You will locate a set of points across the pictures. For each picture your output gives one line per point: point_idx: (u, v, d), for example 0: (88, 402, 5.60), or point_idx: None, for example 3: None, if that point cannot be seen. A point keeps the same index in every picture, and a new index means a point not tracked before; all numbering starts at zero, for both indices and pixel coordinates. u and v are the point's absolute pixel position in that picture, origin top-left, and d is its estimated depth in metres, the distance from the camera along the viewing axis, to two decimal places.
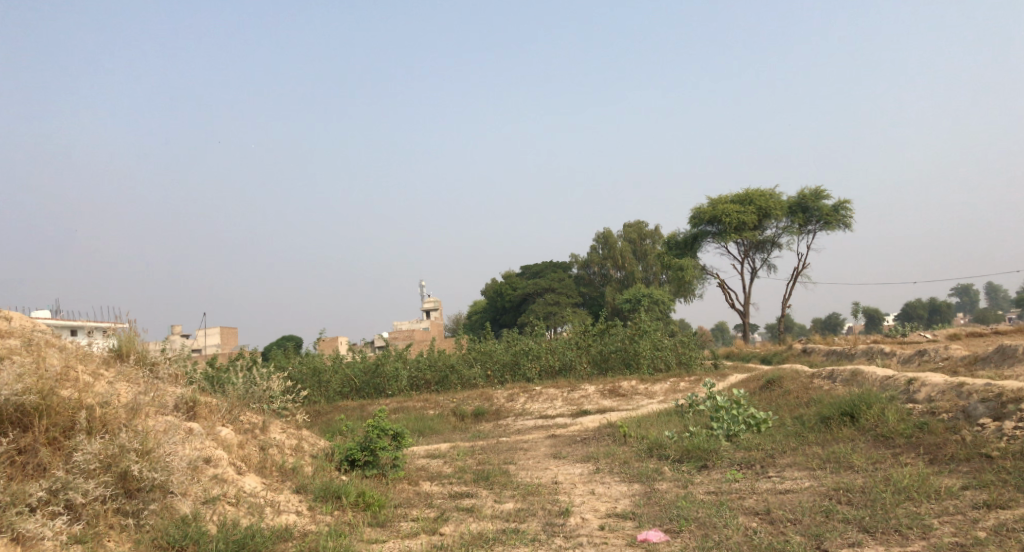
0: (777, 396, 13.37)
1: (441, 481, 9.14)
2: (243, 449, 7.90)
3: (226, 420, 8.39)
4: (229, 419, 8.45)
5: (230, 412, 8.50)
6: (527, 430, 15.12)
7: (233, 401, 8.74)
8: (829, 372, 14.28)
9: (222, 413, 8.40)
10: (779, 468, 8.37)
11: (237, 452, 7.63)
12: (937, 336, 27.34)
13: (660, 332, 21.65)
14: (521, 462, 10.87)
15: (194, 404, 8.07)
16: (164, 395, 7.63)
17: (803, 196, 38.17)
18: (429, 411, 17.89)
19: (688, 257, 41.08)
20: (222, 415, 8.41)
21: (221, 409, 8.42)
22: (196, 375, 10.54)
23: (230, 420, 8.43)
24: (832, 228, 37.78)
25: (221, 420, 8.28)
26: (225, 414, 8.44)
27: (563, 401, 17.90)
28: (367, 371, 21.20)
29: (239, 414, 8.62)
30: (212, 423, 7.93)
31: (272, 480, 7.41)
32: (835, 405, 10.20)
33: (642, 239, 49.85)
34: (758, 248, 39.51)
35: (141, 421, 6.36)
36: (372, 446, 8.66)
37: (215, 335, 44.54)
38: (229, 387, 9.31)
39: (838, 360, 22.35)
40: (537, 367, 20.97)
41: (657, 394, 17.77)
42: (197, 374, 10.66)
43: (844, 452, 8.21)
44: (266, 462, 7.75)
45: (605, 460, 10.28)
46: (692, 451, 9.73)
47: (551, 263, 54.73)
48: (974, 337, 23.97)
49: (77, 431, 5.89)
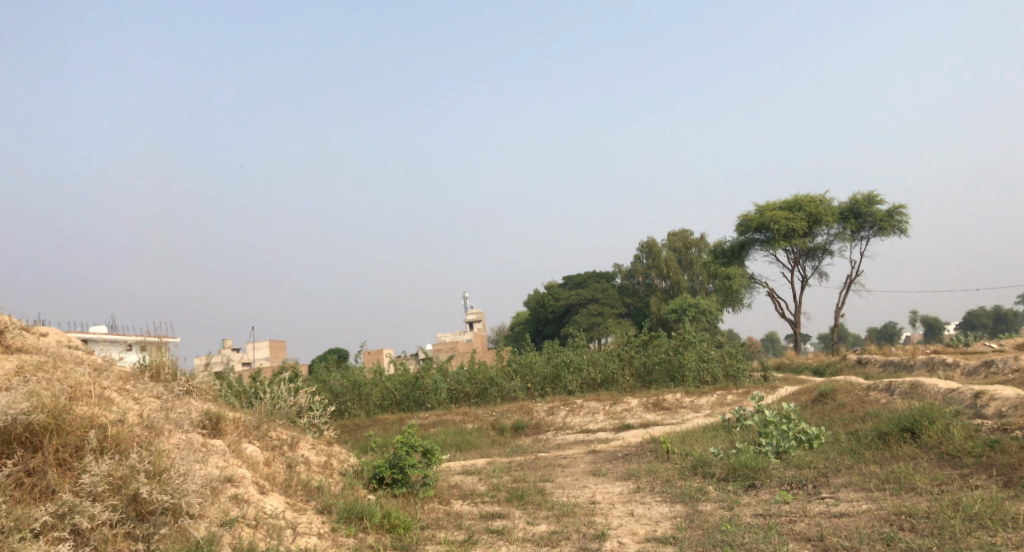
0: (830, 410, 12.71)
1: (473, 501, 8.76)
2: (269, 466, 7.60)
3: (254, 437, 8.11)
4: (257, 435, 8.17)
5: (258, 428, 8.21)
6: (567, 445, 14.67)
7: (261, 416, 8.47)
8: (887, 384, 13.57)
9: (249, 429, 8.11)
10: (833, 489, 7.81)
11: (262, 470, 7.34)
12: (1001, 345, 26.15)
13: (707, 343, 21.01)
14: (559, 480, 10.43)
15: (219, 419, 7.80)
16: (187, 412, 7.37)
17: (855, 201, 37.07)
18: (468, 425, 17.54)
19: (735, 265, 40.19)
20: (249, 431, 8.13)
21: (248, 425, 8.14)
22: (225, 391, 10.30)
23: (258, 436, 8.14)
24: (885, 234, 36.59)
25: (248, 437, 8.00)
26: (252, 429, 8.16)
27: (605, 414, 17.39)
28: (407, 383, 20.93)
29: (266, 430, 8.34)
30: (237, 439, 7.65)
31: (296, 500, 7.09)
32: (893, 421, 9.57)
33: (688, 248, 49.01)
34: (809, 255, 38.46)
35: (157, 440, 6.08)
36: (400, 463, 8.31)
37: (264, 348, 44.87)
38: (257, 402, 9.04)
39: (894, 372, 21.43)
40: (579, 379, 20.50)
41: (703, 408, 17.17)
42: (226, 389, 10.42)
43: (905, 472, 7.62)
44: (291, 480, 7.43)
45: (646, 478, 9.79)
46: (739, 470, 9.19)
47: (595, 273, 54.12)
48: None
49: (87, 451, 5.63)
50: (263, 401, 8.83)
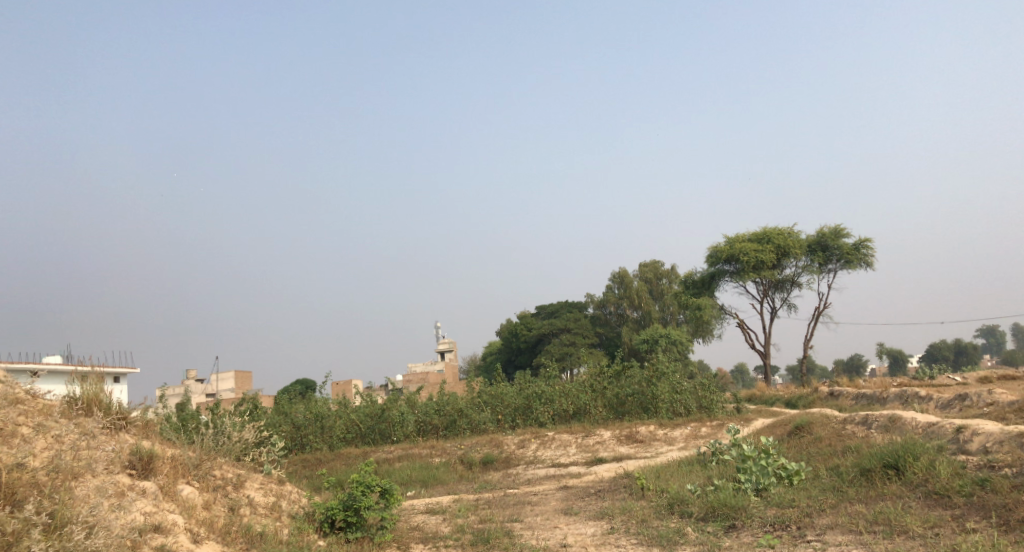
0: (807, 444, 12.30)
1: (435, 544, 8.16)
2: (207, 510, 7.00)
3: (193, 477, 7.49)
4: (196, 474, 7.55)
5: (198, 467, 7.60)
6: (538, 480, 14.10)
7: (203, 454, 7.84)
8: (863, 417, 13.22)
9: (188, 468, 7.50)
10: (819, 531, 7.36)
11: (199, 515, 6.74)
12: (971, 377, 26.10)
13: (679, 373, 20.60)
14: (528, 519, 9.86)
15: (156, 458, 7.21)
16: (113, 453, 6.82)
17: (822, 234, 37.17)
18: (435, 459, 16.90)
19: (706, 296, 40.05)
20: (188, 470, 7.52)
21: (187, 464, 7.52)
22: (168, 426, 9.58)
23: (197, 476, 7.53)
24: (853, 267, 36.65)
25: (186, 477, 7.39)
26: (191, 468, 7.55)
27: (577, 447, 16.84)
28: (373, 415, 20.22)
29: (208, 468, 7.73)
30: (171, 480, 7.05)
31: (234, 549, 6.50)
32: (876, 456, 9.19)
33: (658, 279, 48.93)
34: (778, 287, 38.41)
35: (63, 491, 5.64)
36: (355, 505, 7.72)
37: (230, 379, 43.63)
38: (199, 438, 8.39)
39: (868, 405, 21.16)
40: (550, 411, 19.96)
41: (677, 441, 16.72)
42: (169, 426, 9.69)
43: (894, 512, 7.21)
44: (232, 526, 6.84)
45: (620, 517, 9.27)
46: (718, 508, 8.70)
47: (566, 303, 53.74)
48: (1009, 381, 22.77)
49: None
50: (207, 438, 8.20)
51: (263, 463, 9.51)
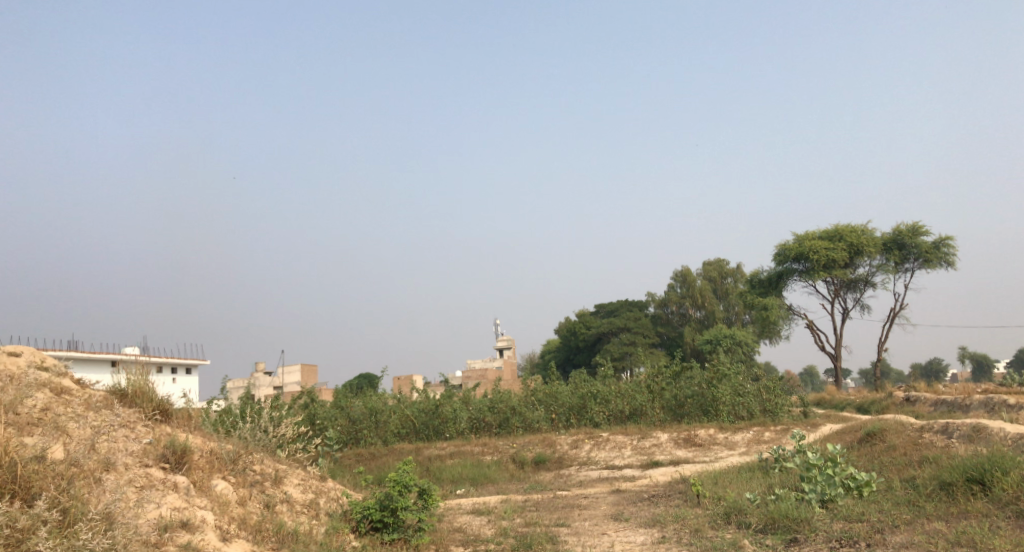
0: (879, 453, 11.51)
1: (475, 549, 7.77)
2: (240, 507, 6.70)
3: (229, 472, 7.20)
4: (233, 469, 7.26)
5: (235, 462, 7.31)
6: (590, 482, 13.59)
7: (241, 447, 7.57)
8: (941, 425, 12.34)
9: (224, 462, 7.21)
10: (893, 550, 6.77)
11: (232, 512, 6.45)
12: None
13: (742, 375, 19.82)
14: (575, 524, 9.39)
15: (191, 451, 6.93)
16: (144, 450, 6.58)
17: (899, 232, 35.60)
18: (487, 457, 16.53)
19: (773, 296, 38.82)
20: (224, 465, 7.23)
21: (224, 458, 7.25)
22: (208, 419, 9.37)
23: (234, 471, 7.24)
24: (931, 267, 34.97)
25: (222, 472, 7.11)
26: (228, 463, 7.26)
27: (633, 449, 16.27)
28: (427, 410, 19.96)
29: (246, 463, 7.45)
30: (205, 474, 6.77)
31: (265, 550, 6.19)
32: (958, 469, 8.49)
33: (723, 278, 47.71)
34: (850, 287, 36.96)
35: (80, 488, 5.38)
36: (392, 505, 7.35)
37: (295, 372, 44.19)
38: (238, 432, 8.15)
39: (947, 412, 19.98)
40: (605, 411, 19.42)
41: (739, 445, 16.00)
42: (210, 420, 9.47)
43: (979, 532, 6.70)
44: (266, 523, 6.53)
45: (673, 526, 8.72)
46: (779, 520, 8.11)
47: (627, 302, 52.93)
48: None
49: None
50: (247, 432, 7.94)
51: (302, 459, 9.26)
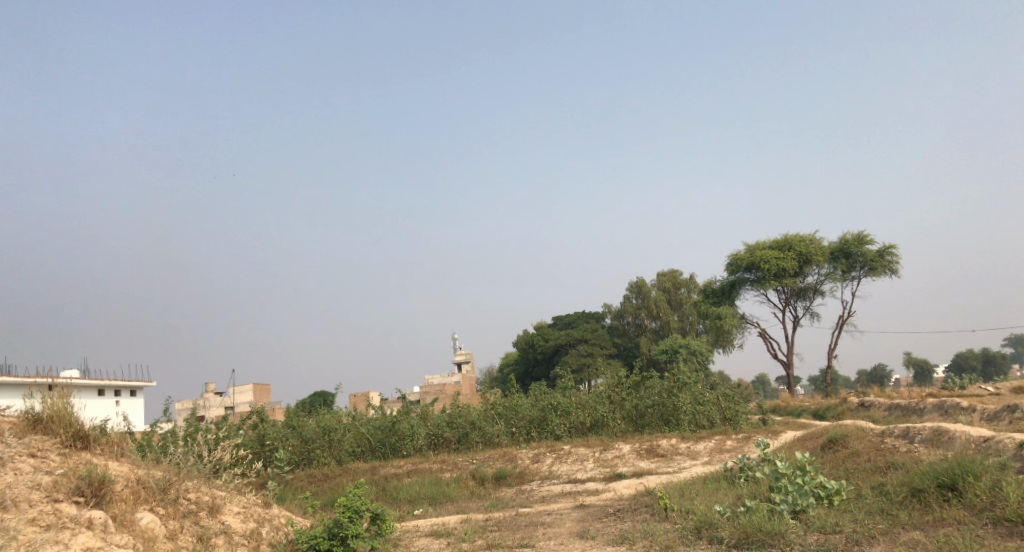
0: (844, 460, 11.29)
1: None
2: (169, 545, 6.27)
3: (158, 502, 6.69)
4: (162, 500, 6.74)
5: (165, 491, 6.77)
6: (553, 498, 13.16)
7: (172, 474, 7.01)
8: (903, 429, 12.19)
9: (152, 492, 6.70)
10: None
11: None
12: (1007, 388, 24.86)
13: (701, 384, 19.61)
14: (540, 545, 8.94)
15: (105, 481, 6.40)
16: (49, 486, 6.20)
17: (845, 240, 35.99)
18: (445, 475, 16.00)
19: (726, 305, 38.96)
20: (152, 495, 6.71)
21: (152, 487, 6.74)
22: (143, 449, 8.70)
23: (164, 501, 6.73)
24: (877, 274, 35.44)
25: (149, 503, 6.61)
26: (156, 493, 6.74)
27: (594, 462, 15.89)
28: (383, 428, 19.33)
29: (177, 491, 6.90)
30: (127, 508, 6.36)
31: None
32: (928, 474, 8.35)
33: (677, 288, 47.84)
34: (800, 295, 37.26)
35: None
36: (342, 533, 6.86)
37: (248, 393, 42.90)
38: (171, 458, 7.56)
39: (904, 417, 20.01)
40: (566, 424, 19.01)
41: (701, 455, 15.73)
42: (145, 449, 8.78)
43: None
44: None
45: (642, 543, 8.34)
46: (752, 534, 7.83)
47: (584, 313, 52.80)
48: None
49: None
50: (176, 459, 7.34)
51: (245, 482, 8.67)
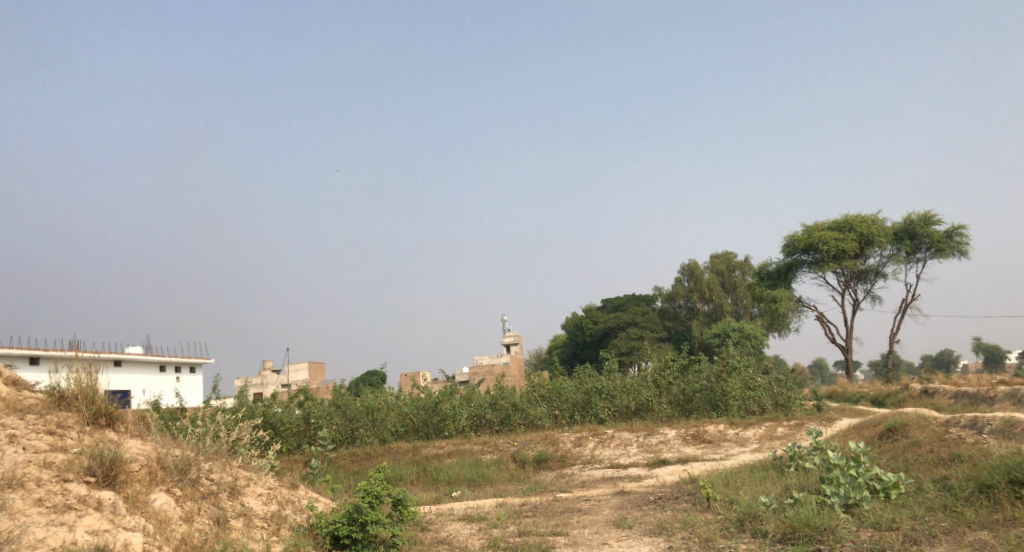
0: (903, 450, 10.64)
1: None
2: (184, 527, 6.08)
3: (175, 483, 6.51)
4: (180, 481, 6.56)
5: (184, 472, 6.60)
6: (593, 483, 12.74)
7: (191, 455, 6.81)
8: (966, 419, 11.46)
9: (170, 473, 6.53)
10: None
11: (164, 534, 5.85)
12: None
13: (752, 368, 18.96)
14: (574, 533, 8.54)
15: (117, 463, 6.20)
16: (59, 466, 6.01)
17: (910, 221, 34.56)
18: (486, 456, 15.71)
19: (782, 287, 37.87)
20: (170, 476, 6.53)
21: (170, 468, 6.55)
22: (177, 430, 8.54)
23: (182, 482, 6.54)
24: (943, 257, 34.01)
25: (166, 484, 6.43)
26: (174, 474, 6.55)
27: (638, 447, 15.42)
28: (425, 408, 19.14)
29: (197, 473, 6.70)
30: (141, 490, 6.18)
31: None
32: (997, 469, 7.84)
33: (731, 271, 46.73)
34: (860, 278, 35.99)
35: None
36: (362, 519, 6.57)
37: (303, 371, 43.39)
38: (191, 440, 7.36)
39: (970, 405, 19.12)
40: (610, 407, 18.57)
41: (750, 442, 15.15)
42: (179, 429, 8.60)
43: None
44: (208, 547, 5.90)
45: (680, 535, 7.90)
46: (799, 529, 7.34)
47: (634, 296, 52.06)
48: None
49: None
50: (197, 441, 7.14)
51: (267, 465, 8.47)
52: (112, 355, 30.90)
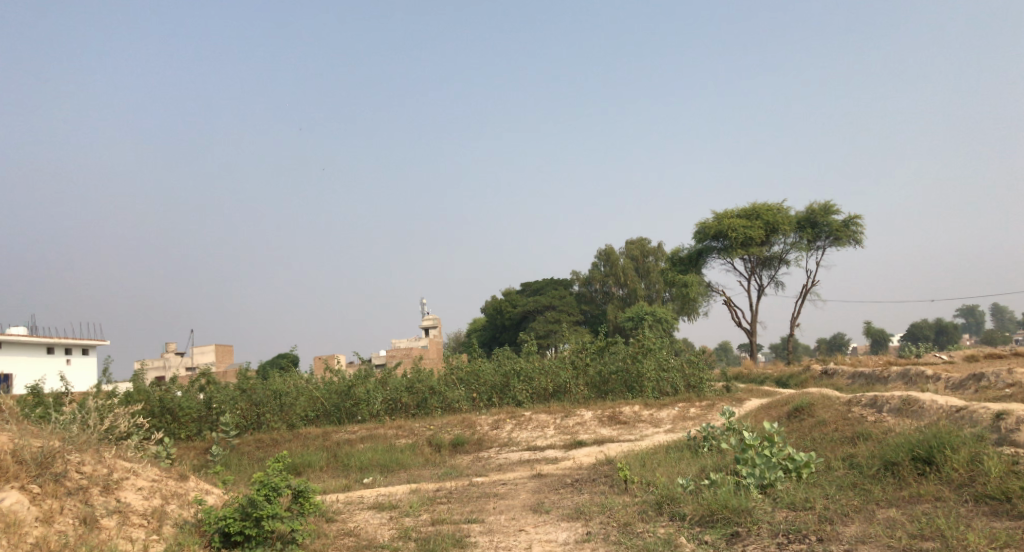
0: (811, 429, 10.81)
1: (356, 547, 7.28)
2: (39, 529, 6.41)
3: (33, 480, 6.84)
4: (40, 476, 6.90)
5: (43, 467, 6.93)
6: (509, 466, 12.55)
7: (54, 448, 7.10)
8: (869, 397, 11.70)
9: (27, 469, 6.85)
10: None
11: (21, 532, 6.22)
12: (957, 357, 25.04)
13: (666, 349, 19.12)
14: (490, 519, 8.27)
15: None
16: None
17: (812, 210, 35.61)
18: (400, 441, 15.31)
19: (693, 273, 38.52)
20: (28, 471, 6.87)
21: (29, 464, 6.89)
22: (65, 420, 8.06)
23: (42, 478, 6.88)
24: (842, 244, 35.22)
25: (21, 481, 6.77)
26: (33, 469, 6.89)
27: (555, 429, 15.30)
28: (338, 392, 18.57)
29: (57, 469, 7.04)
30: None
31: None
32: (902, 446, 7.94)
33: (645, 257, 47.32)
34: (766, 264, 36.97)
35: None
36: (256, 514, 6.78)
37: (209, 353, 41.78)
38: (64, 426, 7.61)
39: (868, 385, 19.81)
40: (527, 390, 18.40)
41: (664, 423, 15.22)
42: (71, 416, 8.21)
43: (954, 532, 6.31)
44: (61, 543, 6.30)
45: (598, 519, 7.73)
46: (717, 512, 7.27)
47: (551, 280, 52.24)
48: (1000, 359, 21.66)
49: None
50: (67, 427, 7.52)
51: (144, 455, 8.48)
52: None
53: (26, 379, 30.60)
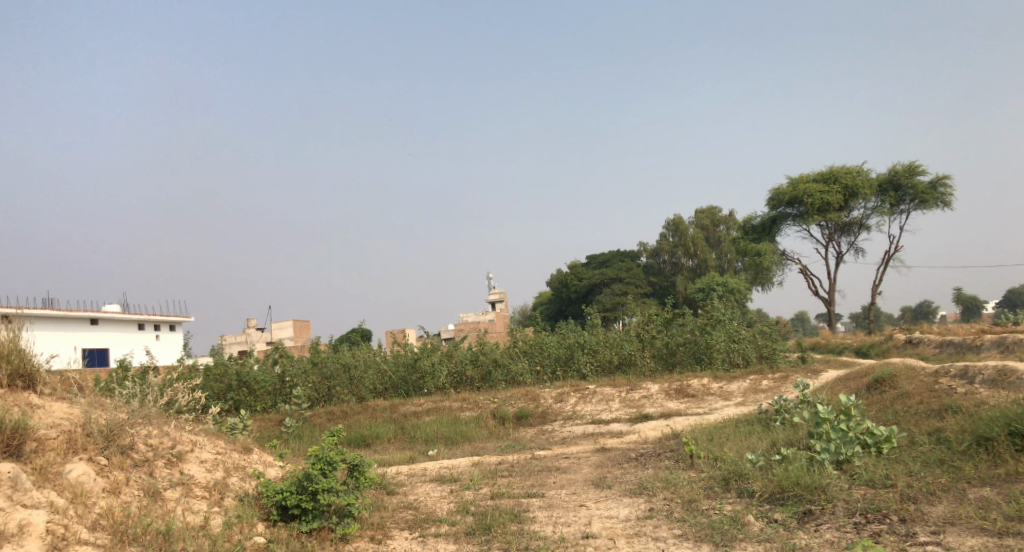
0: (893, 402, 10.25)
1: (414, 521, 7.18)
2: (105, 499, 6.47)
3: (100, 452, 6.91)
4: (106, 448, 6.98)
5: (109, 439, 7.00)
6: (574, 440, 12.33)
7: (120, 421, 7.16)
8: (957, 369, 11.01)
9: (95, 440, 6.93)
10: (949, 535, 5.93)
11: (87, 503, 6.30)
12: None
13: (737, 321, 18.56)
14: (550, 494, 8.07)
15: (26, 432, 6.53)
16: None
17: (894, 172, 34.05)
18: (465, 414, 15.26)
19: (767, 241, 37.39)
20: (95, 443, 6.94)
21: (96, 436, 6.95)
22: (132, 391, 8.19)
23: (109, 450, 6.97)
24: (927, 208, 33.64)
25: (88, 452, 6.85)
26: (99, 441, 6.96)
27: (621, 402, 15.00)
28: (405, 365, 18.64)
29: (123, 442, 7.11)
30: (58, 460, 6.56)
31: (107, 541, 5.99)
32: (997, 422, 7.37)
33: (716, 226, 46.21)
34: (844, 230, 35.64)
35: None
36: (312, 488, 6.74)
37: (287, 328, 42.70)
38: (130, 399, 7.70)
39: (956, 355, 18.85)
40: (593, 362, 18.13)
41: (734, 396, 14.75)
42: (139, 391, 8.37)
43: None
44: (125, 513, 6.34)
45: (662, 495, 7.44)
46: (788, 489, 6.90)
47: (619, 252, 51.55)
48: None
49: None
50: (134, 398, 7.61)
51: (209, 428, 8.53)
52: (88, 314, 30.22)
53: (115, 354, 31.84)
